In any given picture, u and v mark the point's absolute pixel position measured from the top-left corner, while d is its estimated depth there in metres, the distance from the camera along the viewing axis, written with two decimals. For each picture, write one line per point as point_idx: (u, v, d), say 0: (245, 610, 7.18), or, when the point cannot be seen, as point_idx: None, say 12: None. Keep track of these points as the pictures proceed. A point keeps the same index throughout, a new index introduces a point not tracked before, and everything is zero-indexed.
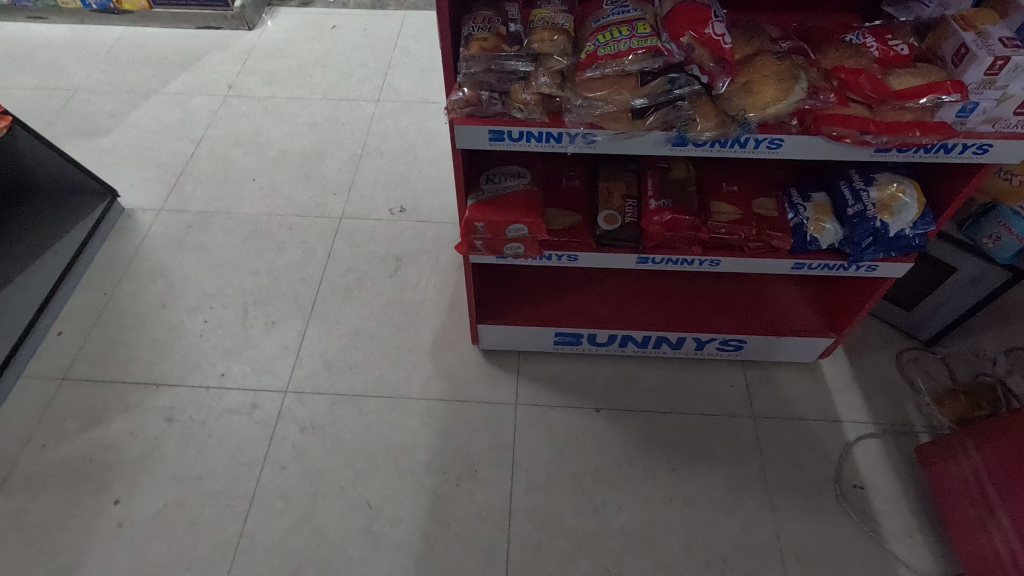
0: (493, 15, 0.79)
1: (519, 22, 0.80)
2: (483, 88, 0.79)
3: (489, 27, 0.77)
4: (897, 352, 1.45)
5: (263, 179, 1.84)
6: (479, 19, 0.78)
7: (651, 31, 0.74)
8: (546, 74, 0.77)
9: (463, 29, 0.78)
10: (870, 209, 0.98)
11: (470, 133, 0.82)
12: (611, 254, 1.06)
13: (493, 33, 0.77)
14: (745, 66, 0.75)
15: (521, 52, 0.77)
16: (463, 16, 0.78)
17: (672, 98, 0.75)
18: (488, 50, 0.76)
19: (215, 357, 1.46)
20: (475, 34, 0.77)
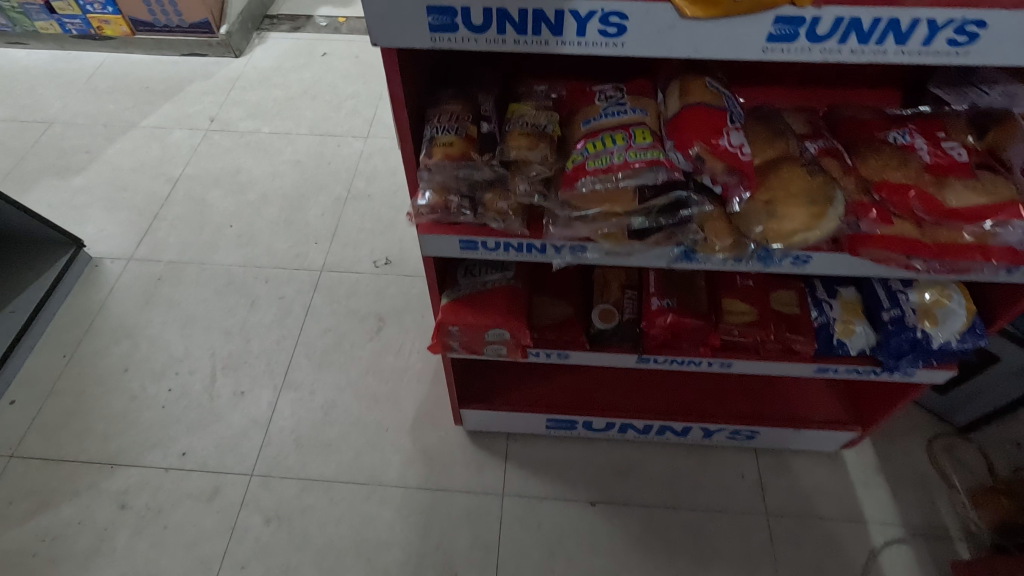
0: (461, 109, 0.64)
1: (495, 118, 0.66)
2: (450, 197, 0.65)
3: (456, 128, 0.63)
4: (928, 439, 1.30)
5: (241, 225, 1.72)
6: (444, 116, 0.64)
7: (652, 141, 0.59)
8: (526, 184, 0.63)
9: (426, 127, 0.64)
10: (909, 316, 0.84)
11: (438, 243, 0.69)
12: (610, 356, 0.92)
13: (461, 135, 0.63)
14: (768, 177, 0.61)
15: (496, 157, 0.63)
16: (427, 114, 0.64)
17: (678, 219, 0.61)
18: (454, 157, 0.62)
19: (177, 432, 1.34)
20: (439, 137, 0.62)
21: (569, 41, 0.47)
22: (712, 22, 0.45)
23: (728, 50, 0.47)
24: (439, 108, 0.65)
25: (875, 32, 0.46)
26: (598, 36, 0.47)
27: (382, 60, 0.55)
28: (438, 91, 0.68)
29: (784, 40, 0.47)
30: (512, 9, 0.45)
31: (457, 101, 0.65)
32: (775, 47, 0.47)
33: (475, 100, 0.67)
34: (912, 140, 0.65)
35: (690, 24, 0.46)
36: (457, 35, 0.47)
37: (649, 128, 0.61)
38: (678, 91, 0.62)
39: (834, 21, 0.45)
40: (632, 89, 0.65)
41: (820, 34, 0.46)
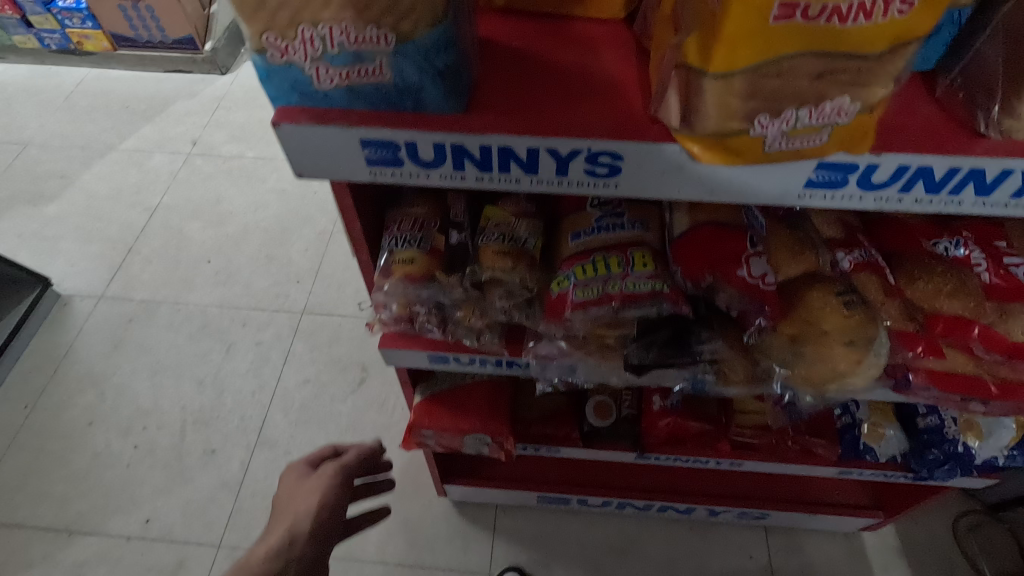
0: (427, 213, 0.54)
1: (468, 222, 0.56)
2: (415, 313, 0.55)
3: (419, 240, 0.52)
4: (953, 517, 1.19)
5: (220, 260, 1.62)
6: (406, 222, 0.54)
7: (654, 270, 0.48)
8: (504, 304, 0.53)
9: (384, 235, 0.54)
10: (948, 427, 0.74)
11: (401, 357, 0.59)
12: (604, 452, 0.81)
13: (423, 248, 0.52)
14: (795, 307, 0.50)
15: (467, 273, 0.53)
16: (388, 219, 0.54)
17: (692, 357, 0.50)
18: (416, 275, 0.52)
19: (141, 496, 1.25)
20: (397, 252, 0.52)
21: (546, 180, 0.40)
22: (735, 168, 0.38)
23: (754, 196, 0.40)
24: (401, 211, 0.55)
25: (946, 182, 0.40)
26: (583, 176, 0.39)
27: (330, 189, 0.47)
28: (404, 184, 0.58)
29: (828, 187, 0.40)
30: (470, 146, 0.38)
31: (423, 202, 0.55)
32: (815, 193, 0.40)
33: (445, 199, 0.56)
34: (968, 252, 0.53)
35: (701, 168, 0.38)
36: (399, 169, 0.40)
37: (650, 251, 0.50)
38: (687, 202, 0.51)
39: (895, 168, 0.39)
40: None
41: (876, 180, 0.40)
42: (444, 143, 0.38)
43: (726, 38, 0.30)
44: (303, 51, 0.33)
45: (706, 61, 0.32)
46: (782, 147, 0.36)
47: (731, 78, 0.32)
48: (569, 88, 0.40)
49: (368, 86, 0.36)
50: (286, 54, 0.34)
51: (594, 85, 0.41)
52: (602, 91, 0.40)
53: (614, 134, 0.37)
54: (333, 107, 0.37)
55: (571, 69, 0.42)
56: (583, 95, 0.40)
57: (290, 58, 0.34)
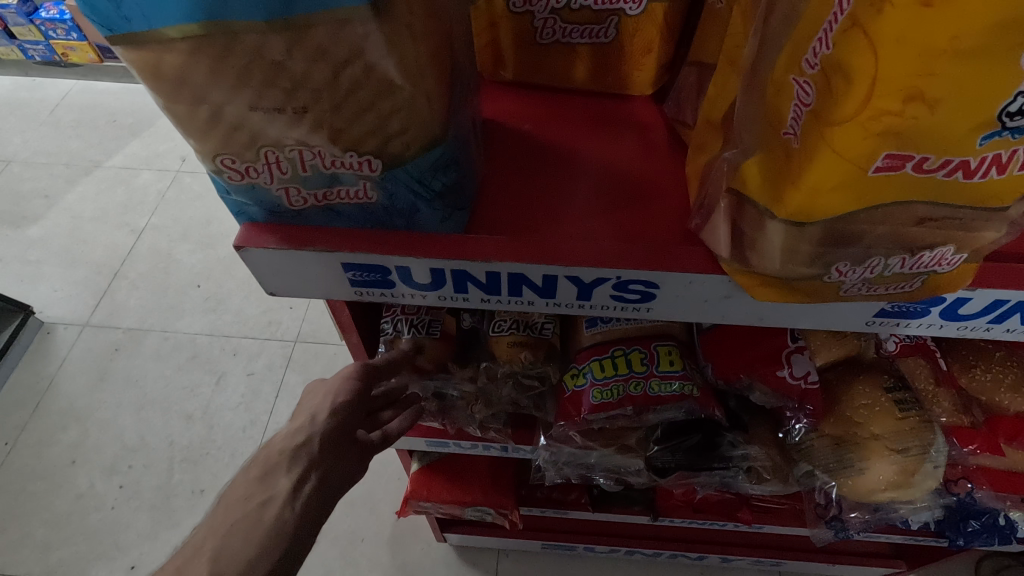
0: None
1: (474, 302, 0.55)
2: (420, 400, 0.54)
3: (425, 327, 0.51)
4: (976, 560, 1.14)
5: (210, 285, 1.56)
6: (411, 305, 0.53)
7: (682, 369, 0.43)
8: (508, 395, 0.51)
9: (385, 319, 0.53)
10: None
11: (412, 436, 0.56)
12: (618, 516, 0.76)
13: (433, 335, 0.51)
14: (836, 403, 0.45)
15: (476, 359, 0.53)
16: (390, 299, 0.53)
17: (728, 454, 0.48)
18: (425, 364, 0.51)
19: (127, 541, 1.19)
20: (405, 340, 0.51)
21: (564, 303, 0.38)
22: (797, 303, 0.36)
23: (820, 325, 0.37)
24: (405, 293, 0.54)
25: None
26: (609, 300, 0.37)
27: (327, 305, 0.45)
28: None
29: (903, 317, 0.36)
30: (476, 271, 0.37)
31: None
32: (888, 320, 0.37)
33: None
34: None
35: (754, 300, 0.36)
36: (392, 289, 0.39)
37: (677, 346, 0.44)
38: None
39: (988, 303, 0.35)
40: None
41: (961, 312, 0.36)
42: (443, 268, 0.36)
43: (808, 186, 0.28)
44: (268, 173, 0.32)
45: (780, 202, 0.30)
46: (862, 292, 0.34)
47: (806, 226, 0.30)
48: (596, 196, 0.40)
49: (348, 206, 0.34)
50: (247, 175, 0.32)
51: (620, 194, 0.40)
52: (626, 203, 0.40)
53: (641, 262, 0.35)
54: (309, 227, 0.36)
55: (599, 173, 0.41)
56: (607, 207, 0.39)
57: (253, 180, 0.32)
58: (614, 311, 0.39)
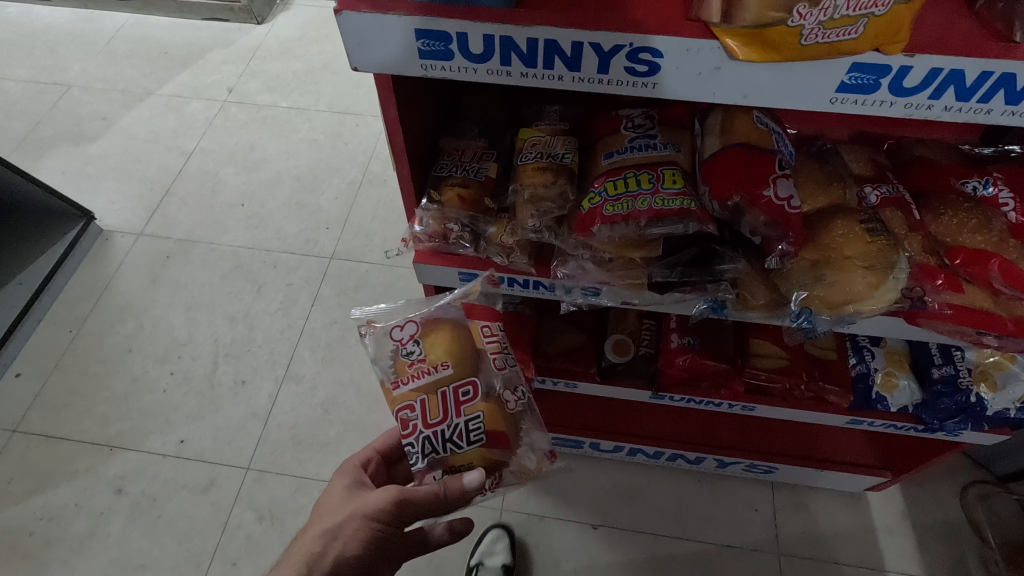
0: (449, 386, 0.62)
1: (495, 204, 0.59)
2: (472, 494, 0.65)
3: (467, 440, 0.62)
4: (962, 485, 1.20)
5: (253, 205, 1.67)
6: (433, 410, 0.62)
7: (682, 187, 0.51)
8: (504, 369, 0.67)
9: (411, 438, 0.62)
10: (962, 376, 0.75)
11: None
12: (623, 390, 0.85)
13: (477, 441, 0.62)
14: (814, 232, 0.52)
15: (511, 422, 0.66)
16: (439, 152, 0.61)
17: (706, 278, 0.54)
18: (470, 195, 0.58)
19: (176, 420, 1.32)
20: (456, 454, 0.62)
21: (587, 77, 0.45)
22: (773, 67, 0.42)
23: (787, 103, 0.45)
24: (435, 205, 0.58)
25: (976, 88, 0.41)
26: (623, 74, 0.44)
27: (383, 117, 0.52)
28: (464, 122, 0.64)
29: (858, 92, 0.43)
30: (518, 39, 0.43)
31: (432, 358, 0.63)
32: (847, 98, 0.44)
33: (449, 334, 0.65)
34: (997, 191, 0.54)
35: (742, 66, 0.42)
36: (450, 63, 0.45)
37: (680, 170, 0.52)
38: (718, 126, 0.52)
39: (927, 73, 0.41)
40: (662, 118, 0.56)
41: (905, 86, 0.42)
42: (493, 34, 0.43)
43: None
44: None
45: None
46: (818, 41, 0.39)
47: None
48: None
49: None
50: None
51: None
52: None
53: (656, 31, 0.42)
54: None
55: None
56: None
57: None
58: (627, 86, 0.46)
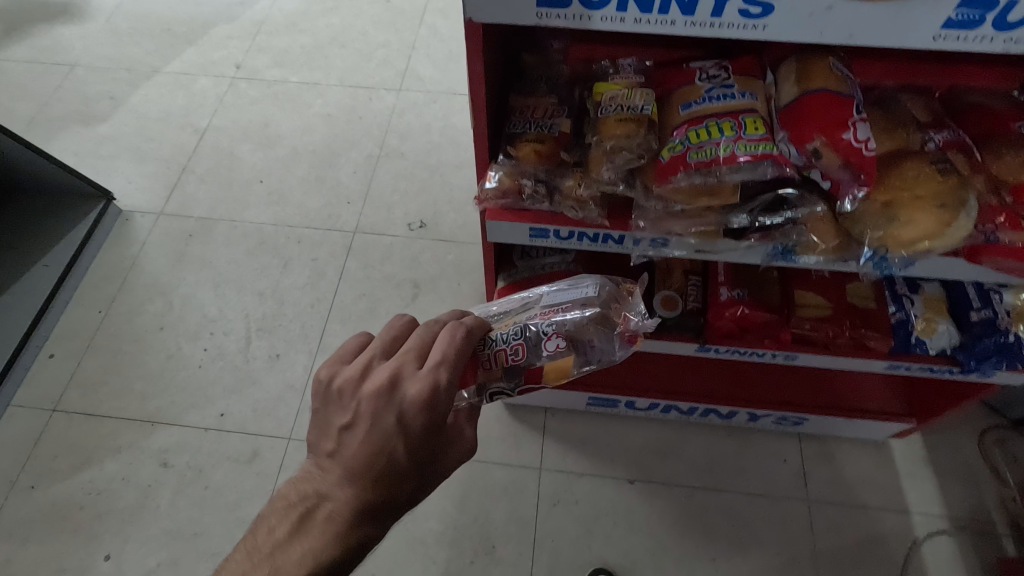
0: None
1: (570, 157, 0.61)
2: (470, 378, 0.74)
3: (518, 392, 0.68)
4: (979, 431, 1.25)
5: (272, 181, 1.67)
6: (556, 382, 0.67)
7: (764, 133, 0.53)
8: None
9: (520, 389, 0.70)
10: (1001, 319, 0.79)
11: (503, 324, 0.68)
12: (670, 344, 0.87)
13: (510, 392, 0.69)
14: (885, 175, 0.54)
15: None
16: (511, 109, 0.62)
17: (780, 222, 0.56)
18: (546, 151, 0.60)
19: (213, 394, 1.34)
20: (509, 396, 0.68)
21: (699, 22, 0.48)
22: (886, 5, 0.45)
23: (892, 42, 0.47)
24: (512, 160, 0.60)
25: None
26: (736, 18, 0.47)
27: (467, 74, 0.54)
28: (533, 80, 0.65)
29: (962, 28, 0.45)
30: None
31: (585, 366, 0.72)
32: (951, 35, 0.46)
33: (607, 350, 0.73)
34: None
35: (854, 5, 0.45)
36: (567, 11, 0.47)
37: (760, 117, 0.54)
38: (794, 74, 0.55)
39: None
40: (736, 69, 0.58)
41: (1009, 21, 0.44)
42: None
43: None
44: None
45: None
46: None
47: None
48: None
49: None
50: None
51: None
52: None
53: None
54: None
55: None
56: None
57: None
58: (736, 30, 0.48)
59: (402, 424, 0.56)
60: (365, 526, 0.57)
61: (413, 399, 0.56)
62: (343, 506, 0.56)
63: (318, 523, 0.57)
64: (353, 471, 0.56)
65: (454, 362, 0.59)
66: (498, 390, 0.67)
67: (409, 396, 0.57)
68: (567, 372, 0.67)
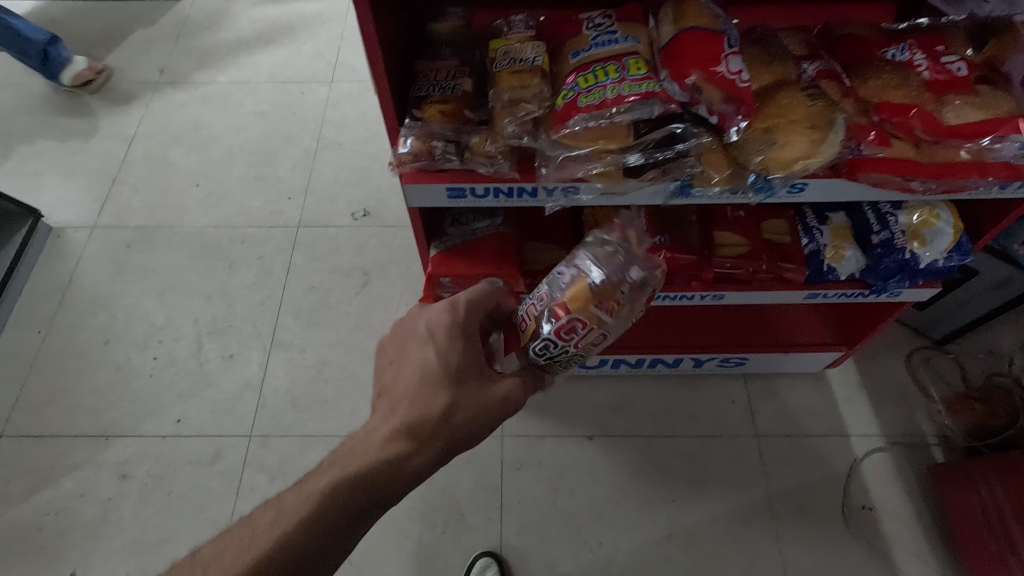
0: (606, 338, 0.70)
1: (477, 115, 0.64)
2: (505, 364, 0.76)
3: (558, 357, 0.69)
4: (906, 353, 1.35)
5: (209, 183, 1.64)
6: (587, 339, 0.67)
7: (646, 73, 0.57)
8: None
9: (558, 340, 0.67)
10: (898, 238, 0.84)
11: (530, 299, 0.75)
12: None
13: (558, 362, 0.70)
14: (763, 105, 0.58)
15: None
16: (417, 74, 0.65)
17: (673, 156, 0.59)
18: (451, 111, 0.62)
19: (169, 400, 1.33)
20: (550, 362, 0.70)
21: None
22: None
23: None
24: (419, 123, 0.62)
25: None
26: None
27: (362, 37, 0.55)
28: (436, 45, 0.67)
29: None
30: None
31: (624, 313, 0.68)
32: None
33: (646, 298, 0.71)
34: (910, 56, 0.64)
35: None
36: None
37: (643, 59, 0.59)
38: (671, 15, 0.58)
39: None
40: (621, 17, 0.62)
41: None
42: None
43: None
44: None
45: None
46: None
47: None
48: None
49: None
50: None
51: None
52: None
53: None
54: None
55: None
56: None
57: None
58: None
59: (430, 335, 0.66)
60: (401, 441, 0.62)
61: (440, 321, 0.66)
62: (387, 421, 0.63)
63: (363, 439, 0.63)
64: (398, 389, 0.64)
65: (474, 298, 0.69)
66: (539, 354, 0.69)
67: (438, 318, 0.67)
68: (591, 295, 0.65)
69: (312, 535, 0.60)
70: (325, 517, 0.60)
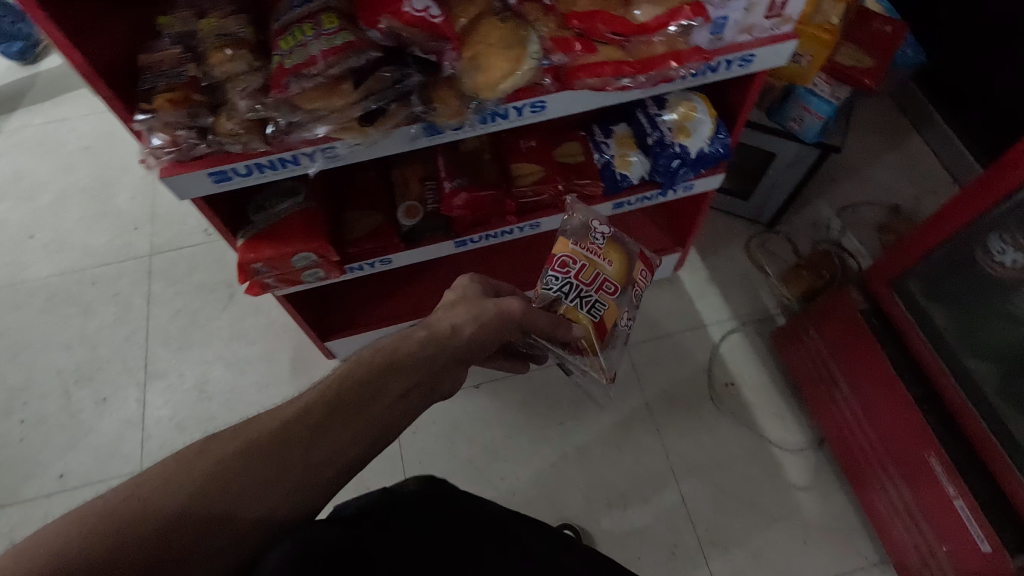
0: (604, 274, 0.83)
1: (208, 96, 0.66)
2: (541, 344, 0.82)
3: (574, 299, 0.81)
4: (745, 240, 1.48)
5: (45, 232, 1.55)
6: (586, 273, 0.82)
7: (338, 26, 0.62)
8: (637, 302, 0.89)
9: (558, 274, 0.81)
10: (667, 136, 0.93)
11: None
12: (427, 248, 0.96)
13: (580, 304, 0.81)
14: (466, 36, 0.64)
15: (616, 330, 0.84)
16: (139, 67, 0.64)
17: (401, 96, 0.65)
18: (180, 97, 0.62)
19: (47, 458, 1.28)
20: (575, 307, 0.81)
21: None
22: None
23: None
24: (150, 115, 0.61)
25: None
26: None
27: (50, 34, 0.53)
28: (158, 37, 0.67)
29: None
30: None
31: (607, 253, 0.84)
32: None
33: (626, 249, 0.87)
34: None
35: None
36: None
37: (336, 13, 0.63)
38: None
39: None
40: None
41: None
42: None
43: None
44: None
45: None
46: None
47: None
48: None
49: None
50: None
51: None
52: None
53: None
54: None
55: None
56: None
57: None
58: None
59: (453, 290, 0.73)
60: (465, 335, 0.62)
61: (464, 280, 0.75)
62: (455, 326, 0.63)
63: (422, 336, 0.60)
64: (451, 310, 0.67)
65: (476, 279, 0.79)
66: (561, 307, 0.81)
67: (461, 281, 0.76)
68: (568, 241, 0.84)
69: (314, 431, 0.47)
70: (332, 414, 0.49)
